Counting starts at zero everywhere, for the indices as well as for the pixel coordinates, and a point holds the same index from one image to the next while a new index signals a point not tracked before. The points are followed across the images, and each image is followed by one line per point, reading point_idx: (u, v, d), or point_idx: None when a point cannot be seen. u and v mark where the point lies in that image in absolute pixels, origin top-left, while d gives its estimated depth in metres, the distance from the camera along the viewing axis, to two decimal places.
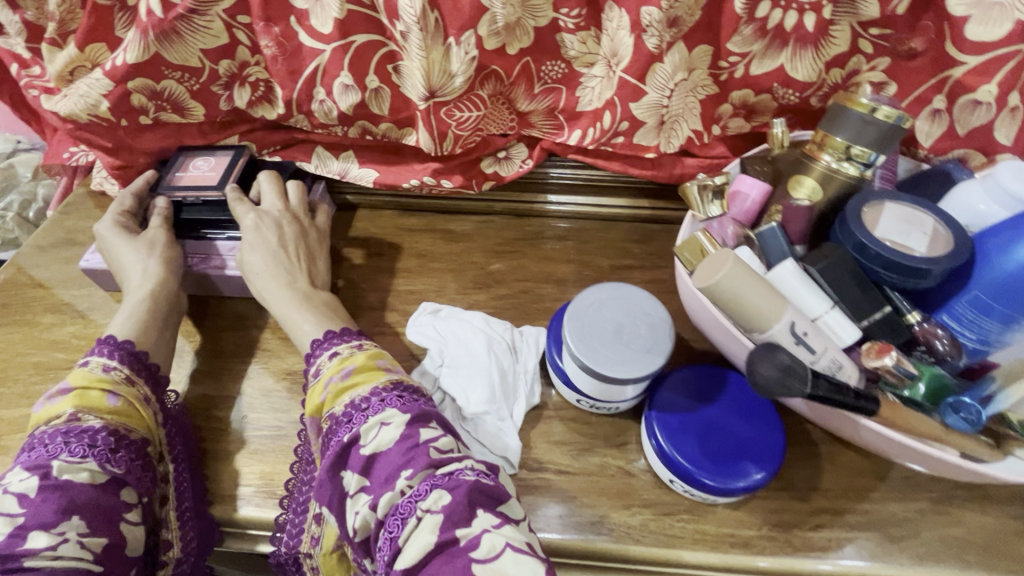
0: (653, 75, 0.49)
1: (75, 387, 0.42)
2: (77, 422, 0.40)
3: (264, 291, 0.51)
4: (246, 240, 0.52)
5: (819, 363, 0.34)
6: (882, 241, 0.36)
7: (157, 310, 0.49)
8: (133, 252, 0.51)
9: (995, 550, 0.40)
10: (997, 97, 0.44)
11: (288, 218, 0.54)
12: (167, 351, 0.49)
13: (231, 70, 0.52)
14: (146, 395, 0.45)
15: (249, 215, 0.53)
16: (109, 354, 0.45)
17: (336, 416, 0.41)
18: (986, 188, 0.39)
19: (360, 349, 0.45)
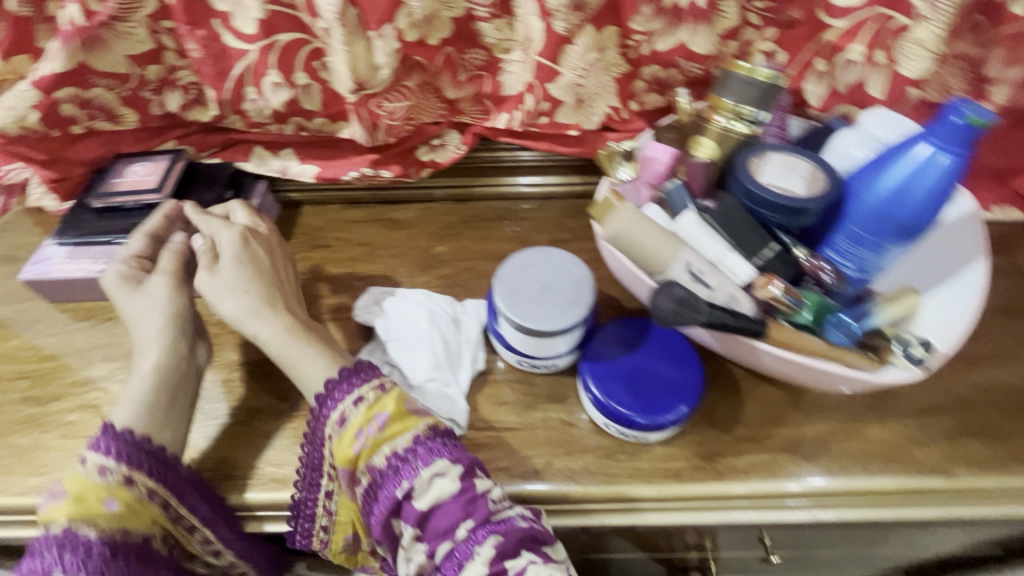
0: (566, 56, 0.53)
1: (71, 494, 0.40)
2: (72, 534, 0.39)
3: (253, 309, 0.47)
4: (225, 256, 0.49)
5: (717, 297, 0.38)
6: (767, 187, 0.40)
7: (166, 382, 0.45)
8: (141, 306, 0.48)
9: (894, 456, 0.46)
10: (865, 55, 0.50)
11: (275, 241, 0.53)
12: (181, 422, 0.45)
13: (161, 75, 0.53)
14: (151, 489, 0.42)
15: (239, 235, 0.50)
16: (108, 450, 0.42)
17: (379, 469, 0.41)
18: (861, 137, 0.44)
19: (388, 390, 0.43)
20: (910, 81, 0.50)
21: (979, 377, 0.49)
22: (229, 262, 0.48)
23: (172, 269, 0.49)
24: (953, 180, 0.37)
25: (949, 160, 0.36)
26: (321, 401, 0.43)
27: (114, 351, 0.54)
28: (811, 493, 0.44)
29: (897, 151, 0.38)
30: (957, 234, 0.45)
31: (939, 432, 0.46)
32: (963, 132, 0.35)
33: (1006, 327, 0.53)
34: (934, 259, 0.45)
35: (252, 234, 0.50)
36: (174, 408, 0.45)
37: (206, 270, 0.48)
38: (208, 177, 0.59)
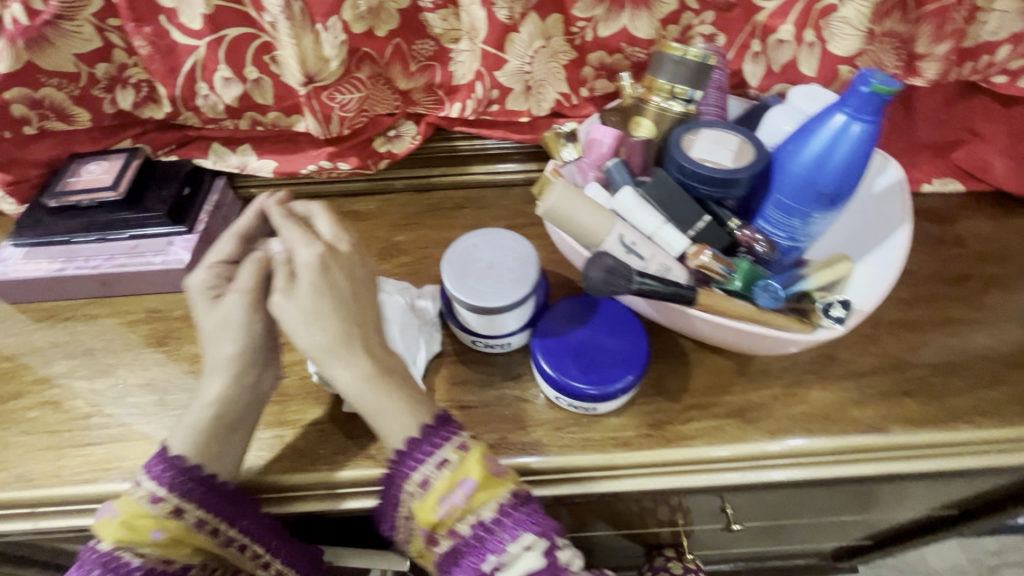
0: (511, 44, 0.54)
1: (120, 515, 0.40)
2: (118, 559, 0.39)
3: (331, 348, 0.43)
4: (303, 280, 0.43)
5: (649, 267, 0.41)
6: (697, 161, 0.42)
7: (227, 415, 0.44)
8: (213, 325, 0.45)
9: (834, 417, 0.48)
10: (795, 35, 0.52)
11: (355, 258, 0.46)
12: (239, 448, 0.44)
13: (111, 73, 0.54)
14: (199, 518, 0.41)
15: (312, 261, 0.44)
16: (159, 478, 0.41)
17: (462, 536, 0.39)
18: (789, 111, 0.46)
19: (471, 451, 0.40)
20: (841, 59, 0.52)
21: (913, 338, 0.52)
22: (303, 296, 0.43)
23: (249, 287, 0.45)
24: (867, 147, 0.39)
25: (861, 128, 0.38)
26: (404, 456, 0.41)
27: (77, 347, 0.55)
28: (790, 454, 0.46)
29: (816, 121, 0.40)
30: (887, 202, 0.47)
31: (875, 392, 0.49)
32: (871, 100, 0.37)
33: (942, 292, 0.56)
34: (866, 228, 0.48)
35: (331, 256, 0.45)
36: (233, 435, 0.44)
37: (280, 293, 0.43)
38: (165, 175, 0.59)
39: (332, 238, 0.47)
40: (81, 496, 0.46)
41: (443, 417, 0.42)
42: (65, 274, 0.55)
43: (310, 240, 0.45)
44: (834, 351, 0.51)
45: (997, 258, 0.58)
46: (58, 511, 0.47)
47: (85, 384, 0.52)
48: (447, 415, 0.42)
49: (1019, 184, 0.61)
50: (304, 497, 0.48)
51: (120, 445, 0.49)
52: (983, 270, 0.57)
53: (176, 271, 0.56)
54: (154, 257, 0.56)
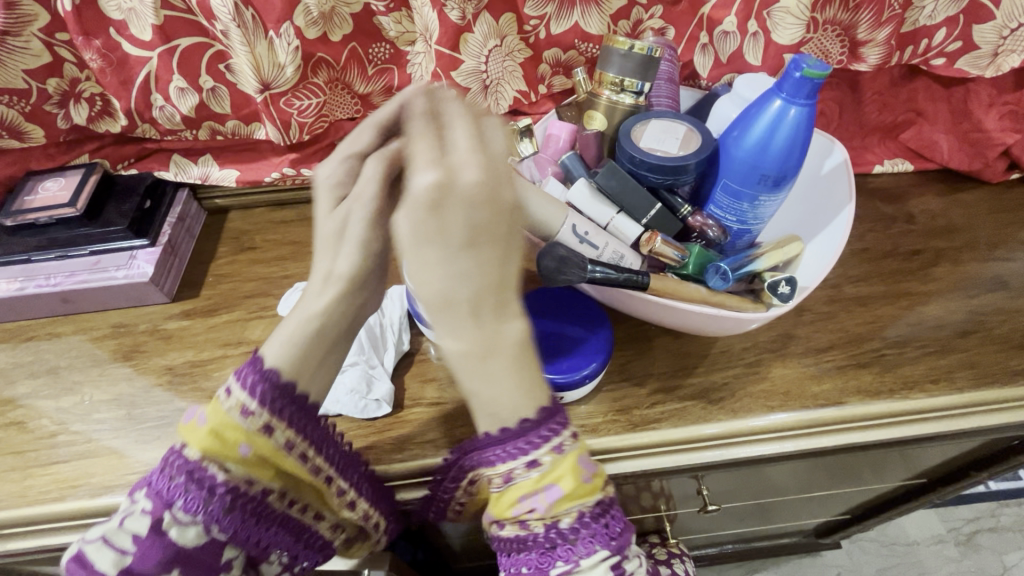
0: (466, 44, 0.55)
1: (210, 423, 0.36)
2: (201, 469, 0.35)
3: (434, 307, 0.34)
4: (411, 220, 0.32)
5: (603, 255, 0.42)
6: (645, 151, 0.43)
7: (322, 335, 0.40)
8: (331, 233, 0.41)
9: (794, 393, 0.49)
10: (739, 25, 0.53)
11: (484, 193, 0.32)
12: (331, 364, 0.42)
13: (63, 88, 0.54)
14: (288, 439, 0.38)
15: (425, 192, 0.31)
16: (251, 389, 0.37)
17: (534, 535, 0.36)
18: (733, 100, 0.48)
19: (565, 455, 0.36)
20: (785, 48, 0.54)
21: (865, 313, 0.54)
22: (413, 236, 0.33)
23: (372, 196, 0.39)
24: (806, 129, 0.40)
25: (798, 111, 0.40)
26: (486, 440, 0.37)
27: (40, 367, 0.54)
28: (771, 428, 0.48)
29: (757, 107, 0.41)
30: (833, 183, 0.49)
31: (831, 366, 0.50)
32: (805, 84, 0.39)
33: (894, 268, 0.58)
34: (817, 210, 0.50)
35: (444, 190, 0.31)
36: (332, 352, 0.41)
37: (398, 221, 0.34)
38: (126, 189, 0.59)
39: (463, 155, 0.32)
40: (49, 514, 0.46)
41: (546, 407, 0.37)
42: (25, 293, 0.54)
43: (432, 158, 0.32)
44: (792, 330, 0.53)
45: (946, 233, 0.60)
46: (25, 531, 0.46)
47: (50, 403, 0.52)
48: (553, 404, 0.37)
49: (964, 162, 0.63)
50: None
51: (88, 461, 0.48)
52: (933, 245, 0.60)
53: (139, 284, 0.56)
54: (117, 271, 0.56)
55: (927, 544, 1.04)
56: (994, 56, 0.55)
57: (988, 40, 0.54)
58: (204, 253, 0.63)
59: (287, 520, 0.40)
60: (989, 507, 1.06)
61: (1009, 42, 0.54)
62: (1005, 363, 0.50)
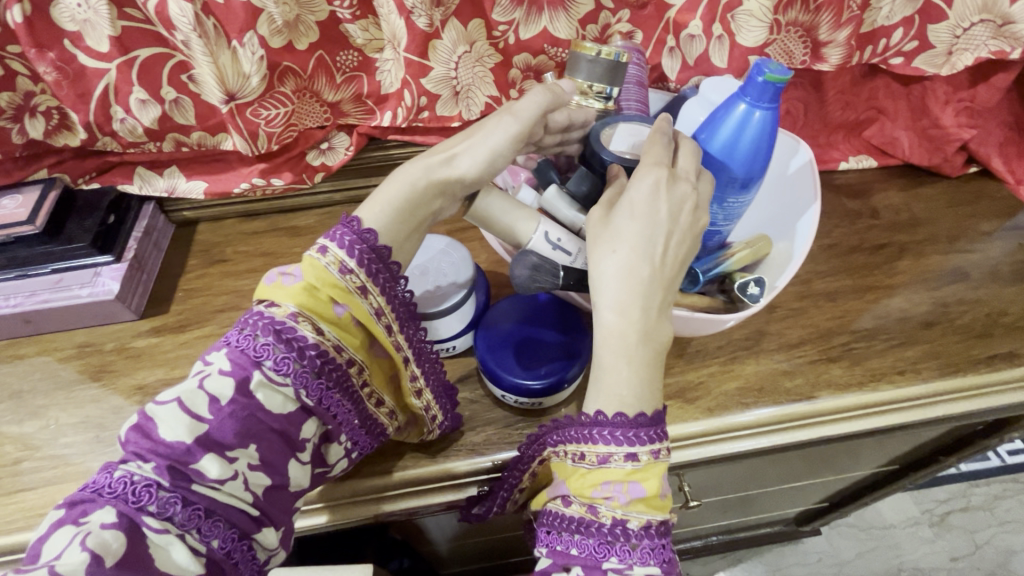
0: (435, 51, 0.54)
1: (306, 278, 0.36)
2: (295, 326, 0.35)
3: (611, 278, 0.36)
4: (624, 199, 0.38)
5: (576, 262, 0.41)
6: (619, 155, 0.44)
7: (416, 215, 0.39)
8: (480, 129, 0.41)
9: (768, 388, 0.50)
10: (704, 29, 0.54)
11: (694, 205, 0.38)
12: (410, 253, 0.40)
13: (16, 102, 0.52)
14: (379, 307, 0.37)
15: (648, 182, 0.38)
16: (349, 247, 0.36)
17: (596, 526, 0.35)
18: (699, 103, 0.48)
19: (661, 461, 0.35)
20: (749, 50, 0.55)
21: (835, 308, 0.55)
22: (619, 212, 0.38)
23: (528, 118, 0.40)
24: (770, 131, 0.41)
25: (762, 115, 0.40)
26: (598, 420, 0.36)
27: (2, 391, 0.52)
28: (757, 424, 0.49)
29: (723, 110, 0.42)
30: (800, 182, 0.49)
31: (803, 361, 0.52)
32: (767, 89, 0.39)
33: (861, 262, 0.59)
34: (786, 208, 0.50)
35: (669, 183, 0.38)
36: (415, 237, 0.40)
37: (600, 209, 0.39)
38: (88, 204, 0.57)
39: (688, 173, 0.39)
40: (18, 544, 0.44)
41: (656, 415, 0.36)
42: None
43: (658, 162, 0.39)
44: (764, 327, 0.54)
45: (909, 226, 0.62)
46: None
47: (13, 429, 0.50)
48: (662, 413, 0.36)
49: (923, 156, 0.66)
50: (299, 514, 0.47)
51: (57, 487, 0.47)
52: (897, 239, 0.61)
53: (105, 302, 0.54)
54: (81, 289, 0.54)
55: (903, 526, 1.07)
56: (949, 55, 0.57)
57: (942, 39, 0.56)
58: (173, 268, 0.62)
59: (358, 405, 0.39)
60: (960, 488, 1.10)
61: (962, 41, 0.56)
62: (968, 352, 0.52)
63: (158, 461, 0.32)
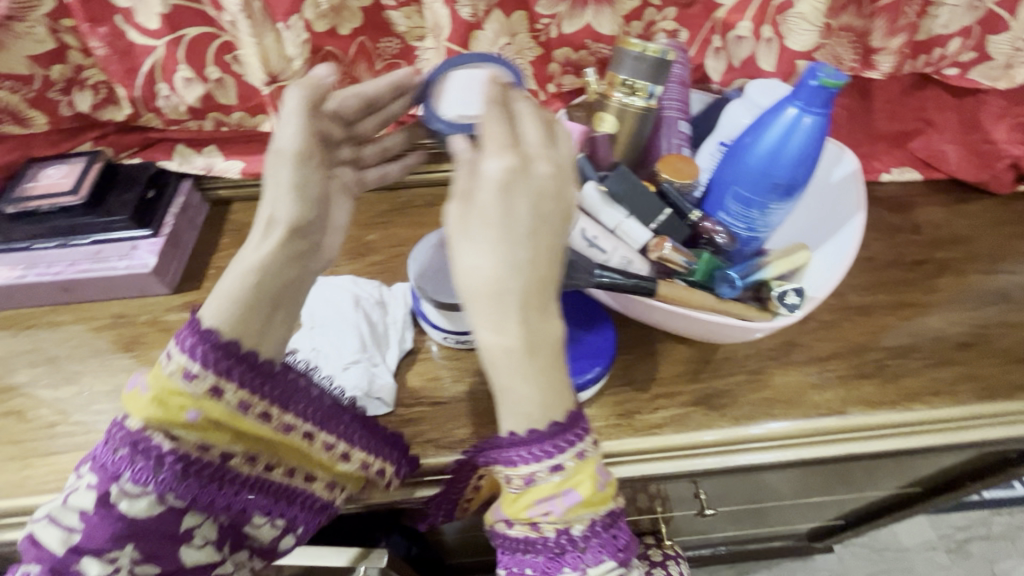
0: (476, 41, 0.54)
1: (152, 388, 0.34)
2: (146, 438, 0.33)
3: (480, 296, 0.34)
4: (478, 197, 0.33)
5: (610, 260, 0.41)
6: (455, 121, 0.43)
7: (270, 288, 0.36)
8: (274, 171, 0.38)
9: (796, 401, 0.49)
10: (753, 30, 0.53)
11: (557, 184, 0.34)
12: (283, 323, 0.37)
13: (67, 75, 0.53)
14: (243, 401, 0.35)
15: (495, 172, 0.33)
16: (191, 350, 0.34)
17: (542, 539, 0.37)
18: (745, 105, 0.47)
19: (587, 461, 0.37)
20: (798, 54, 0.53)
21: (868, 323, 0.54)
22: (474, 218, 0.34)
23: (303, 138, 0.38)
24: (819, 138, 0.40)
25: (812, 120, 0.39)
26: (512, 441, 0.36)
27: (39, 356, 0.54)
28: (771, 436, 0.47)
29: (771, 114, 0.41)
30: (842, 193, 0.48)
31: (833, 375, 0.50)
32: (821, 93, 0.38)
33: (897, 277, 0.57)
34: (826, 219, 0.49)
35: (518, 173, 0.33)
36: (277, 318, 0.36)
37: (457, 206, 0.35)
38: (128, 178, 0.58)
39: (537, 147, 0.34)
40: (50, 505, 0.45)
41: (574, 415, 0.37)
42: (26, 280, 0.54)
43: (504, 146, 0.33)
44: (795, 338, 0.52)
45: (950, 243, 0.60)
46: (25, 522, 0.46)
47: (50, 392, 0.51)
48: (576, 413, 0.37)
49: (971, 172, 0.63)
50: None
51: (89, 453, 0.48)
52: (937, 255, 0.59)
53: (140, 275, 0.55)
54: (119, 262, 0.56)
55: (918, 550, 1.05)
56: (1007, 68, 0.55)
57: (1002, 51, 0.54)
58: (206, 245, 0.62)
59: (260, 486, 0.38)
60: (981, 515, 1.07)
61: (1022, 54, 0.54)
62: (1005, 376, 0.51)
63: (41, 565, 0.33)
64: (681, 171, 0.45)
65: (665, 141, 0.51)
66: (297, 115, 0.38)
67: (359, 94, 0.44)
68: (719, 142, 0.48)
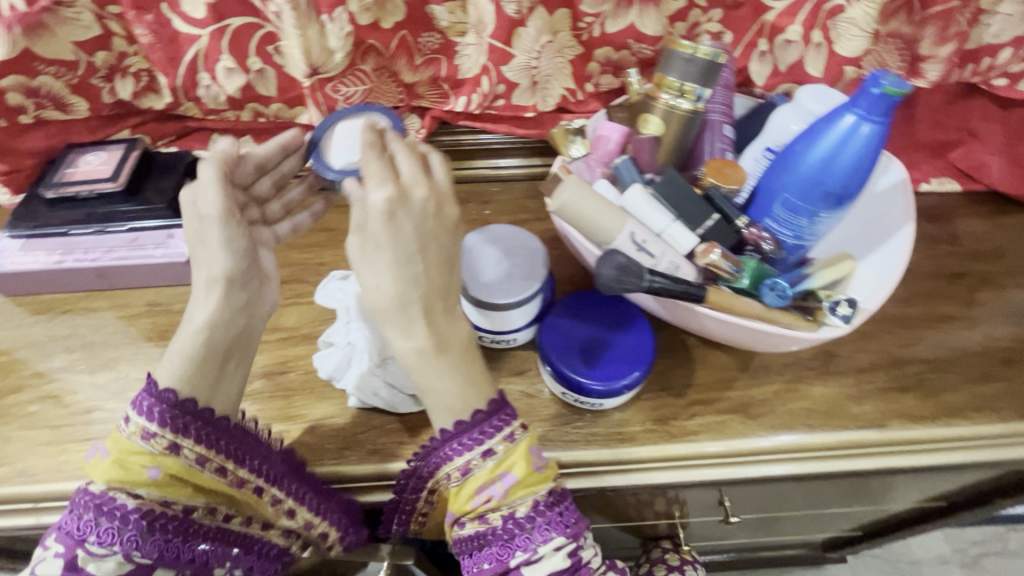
0: (518, 38, 0.53)
1: (114, 453, 0.38)
2: (110, 499, 0.37)
3: (388, 311, 0.40)
4: (370, 228, 0.40)
5: (659, 265, 0.40)
6: (341, 168, 0.45)
7: (219, 342, 0.41)
8: (201, 233, 0.43)
9: (834, 412, 0.48)
10: (803, 35, 0.52)
11: (434, 203, 0.40)
12: (236, 381, 0.42)
13: (110, 62, 0.53)
14: (199, 455, 0.39)
15: (380, 204, 0.39)
16: (148, 411, 0.38)
17: (492, 527, 0.40)
18: (794, 111, 0.47)
19: (516, 444, 0.40)
20: (847, 60, 0.53)
21: (908, 335, 0.53)
22: (373, 245, 0.40)
23: (224, 198, 0.42)
24: (876, 147, 0.39)
25: (870, 128, 0.38)
26: (444, 438, 0.40)
27: (76, 341, 0.54)
28: (796, 448, 0.47)
29: (827, 121, 0.40)
30: (888, 202, 0.47)
31: (872, 387, 0.49)
32: (882, 101, 0.37)
33: (938, 289, 0.56)
34: (868, 228, 0.48)
35: (398, 201, 0.39)
36: (226, 372, 0.42)
37: (355, 238, 0.40)
38: (164, 166, 0.58)
39: (411, 176, 0.41)
40: None
41: (497, 401, 0.41)
42: (63, 266, 0.55)
43: (382, 179, 0.40)
44: (833, 348, 0.52)
45: (990, 256, 0.59)
46: (63, 507, 0.46)
47: (85, 378, 0.51)
48: (499, 399, 0.42)
49: (1011, 185, 0.62)
50: None
51: None
52: (977, 268, 0.58)
53: (177, 264, 0.55)
54: (155, 250, 0.55)
55: (932, 564, 1.04)
56: None
57: None
58: None
59: (223, 538, 0.41)
60: (997, 530, 1.06)
61: None
62: None
63: None
64: (730, 178, 0.44)
65: (708, 145, 0.50)
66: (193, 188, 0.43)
67: (253, 157, 0.48)
68: (765, 147, 0.48)
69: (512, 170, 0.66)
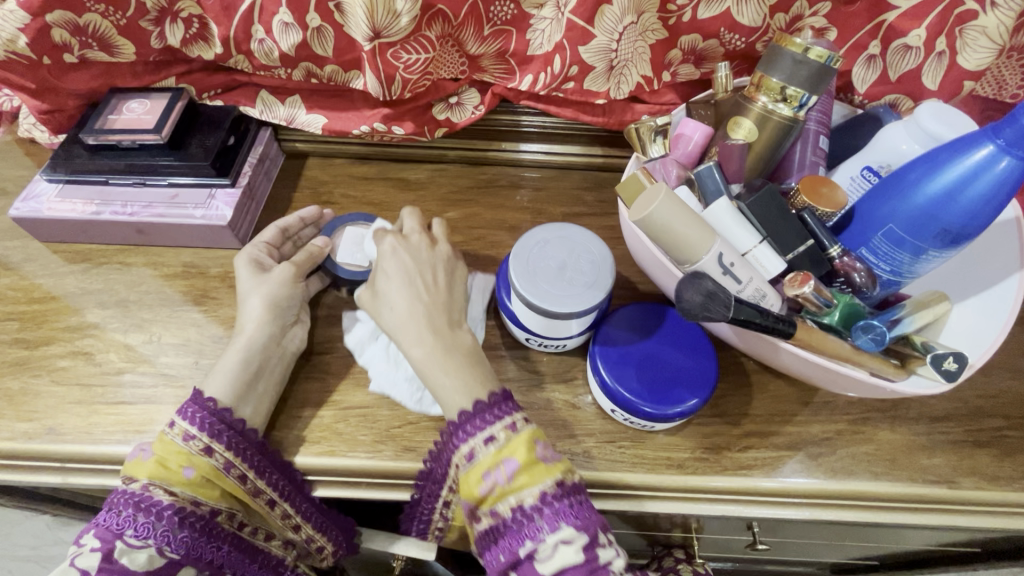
0: (601, 17, 0.48)
1: (157, 453, 0.40)
2: (150, 494, 0.39)
3: (400, 325, 0.45)
4: (381, 268, 0.47)
5: (744, 292, 0.37)
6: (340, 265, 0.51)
7: (254, 360, 0.44)
8: (251, 279, 0.48)
9: (899, 461, 0.45)
10: (925, 41, 0.46)
11: (428, 242, 0.49)
12: (265, 394, 0.44)
13: (160, 5, 0.49)
14: (228, 461, 0.41)
15: (386, 244, 0.48)
16: (192, 418, 0.41)
17: (502, 518, 0.39)
18: (908, 129, 0.41)
19: (520, 433, 0.40)
20: (967, 74, 0.47)
21: (992, 386, 0.48)
22: (383, 272, 0.47)
23: (298, 261, 0.49)
24: (1012, 185, 0.34)
25: (1009, 163, 0.34)
26: (455, 427, 0.41)
27: (109, 298, 0.52)
28: (852, 496, 0.44)
29: (954, 151, 0.35)
30: (996, 241, 0.43)
31: (945, 440, 0.46)
32: None
33: None
34: (968, 266, 0.44)
35: (400, 241, 0.48)
36: (264, 387, 0.44)
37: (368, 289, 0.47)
38: (209, 121, 0.55)
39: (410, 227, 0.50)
40: (114, 456, 0.44)
41: (499, 395, 0.42)
42: (101, 218, 0.52)
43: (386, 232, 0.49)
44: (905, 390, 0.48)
45: None
46: (88, 468, 0.45)
47: (119, 337, 0.50)
48: (504, 395, 0.42)
49: None
50: (358, 483, 0.45)
51: (156, 407, 0.46)
52: None
53: (216, 227, 0.53)
54: (195, 210, 0.53)
55: None
56: None
57: None
58: (279, 201, 0.60)
59: (239, 545, 0.42)
60: None
61: None
62: None
63: None
64: (824, 198, 0.39)
65: (798, 155, 0.45)
66: (250, 249, 0.50)
67: (277, 225, 0.52)
68: (866, 165, 0.43)
69: (535, 158, 0.61)
